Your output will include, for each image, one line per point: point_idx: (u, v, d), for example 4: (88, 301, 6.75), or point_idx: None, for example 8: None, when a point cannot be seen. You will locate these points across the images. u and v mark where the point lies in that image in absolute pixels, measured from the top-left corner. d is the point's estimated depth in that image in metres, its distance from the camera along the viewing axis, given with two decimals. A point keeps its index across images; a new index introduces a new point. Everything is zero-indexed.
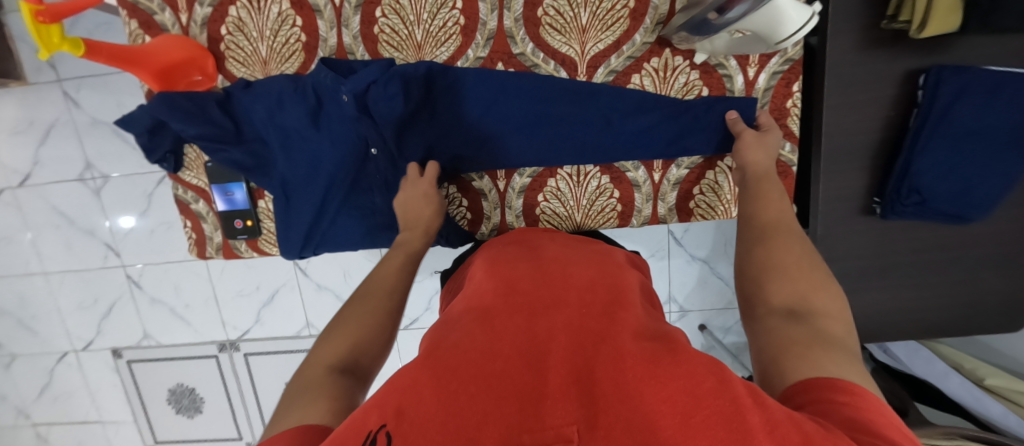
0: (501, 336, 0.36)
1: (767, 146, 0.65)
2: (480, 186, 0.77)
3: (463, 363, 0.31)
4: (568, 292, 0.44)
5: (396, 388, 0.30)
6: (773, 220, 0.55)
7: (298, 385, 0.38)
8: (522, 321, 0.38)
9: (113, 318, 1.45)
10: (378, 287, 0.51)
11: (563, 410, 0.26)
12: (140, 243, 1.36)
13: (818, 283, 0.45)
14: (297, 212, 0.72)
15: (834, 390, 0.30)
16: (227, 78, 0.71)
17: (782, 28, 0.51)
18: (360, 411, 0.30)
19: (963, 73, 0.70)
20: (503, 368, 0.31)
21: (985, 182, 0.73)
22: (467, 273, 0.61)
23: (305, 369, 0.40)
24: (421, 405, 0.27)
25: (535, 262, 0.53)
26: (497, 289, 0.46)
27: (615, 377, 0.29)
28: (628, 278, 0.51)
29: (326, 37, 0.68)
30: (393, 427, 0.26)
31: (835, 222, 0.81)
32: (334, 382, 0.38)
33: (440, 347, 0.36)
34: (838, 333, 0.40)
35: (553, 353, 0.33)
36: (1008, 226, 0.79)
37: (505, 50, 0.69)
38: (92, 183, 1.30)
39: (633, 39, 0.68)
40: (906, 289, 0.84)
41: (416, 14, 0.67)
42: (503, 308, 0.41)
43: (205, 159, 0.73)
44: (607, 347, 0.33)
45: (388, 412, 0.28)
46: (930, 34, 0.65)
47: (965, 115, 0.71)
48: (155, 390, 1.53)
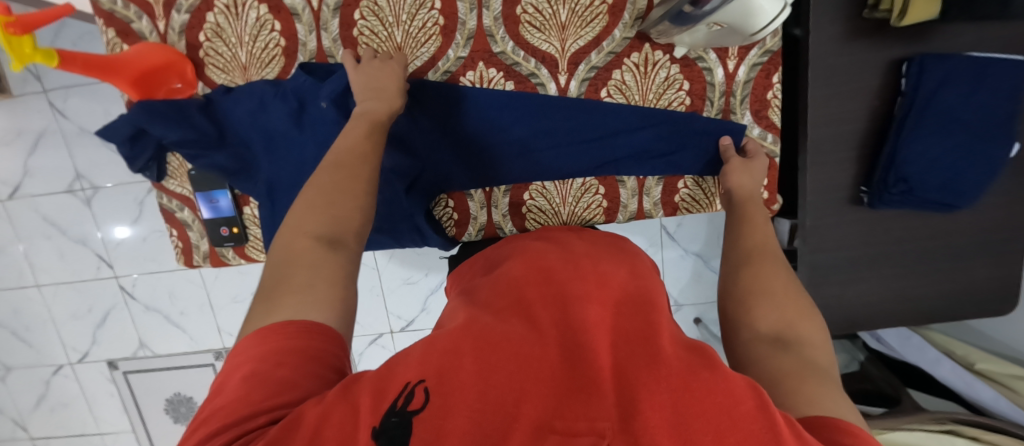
0: (538, 322, 0.37)
1: (755, 172, 0.68)
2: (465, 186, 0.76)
3: (501, 337, 0.33)
4: (601, 284, 0.44)
5: (436, 348, 0.32)
6: (760, 244, 0.57)
7: (291, 259, 0.44)
8: (559, 308, 0.39)
9: (108, 327, 1.44)
10: (350, 152, 0.54)
11: (599, 398, 0.28)
12: (133, 252, 1.35)
13: (803, 311, 0.46)
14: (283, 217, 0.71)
15: (839, 432, 0.28)
16: (207, 85, 0.69)
17: (755, 19, 0.52)
18: (400, 367, 0.32)
19: (945, 60, 0.70)
20: (542, 352, 0.32)
21: (971, 169, 0.74)
22: (491, 257, 0.61)
23: (292, 241, 0.45)
24: (460, 370, 0.29)
25: (569, 252, 0.53)
26: (532, 273, 0.47)
27: (651, 376, 0.30)
28: (652, 280, 0.52)
29: (305, 41, 0.67)
30: (432, 384, 0.28)
31: (824, 213, 0.81)
32: (329, 263, 0.43)
33: (478, 321, 0.37)
34: (823, 363, 0.40)
35: (591, 342, 0.34)
36: (993, 211, 0.80)
37: (485, 49, 0.69)
38: (82, 193, 1.30)
39: (612, 35, 0.68)
40: (897, 277, 0.84)
41: (395, 15, 0.66)
42: (540, 293, 0.42)
43: (188, 166, 0.72)
44: (643, 349, 0.34)
45: (429, 369, 0.30)
46: (910, 22, 0.66)
47: (949, 102, 0.71)
48: (153, 399, 1.52)
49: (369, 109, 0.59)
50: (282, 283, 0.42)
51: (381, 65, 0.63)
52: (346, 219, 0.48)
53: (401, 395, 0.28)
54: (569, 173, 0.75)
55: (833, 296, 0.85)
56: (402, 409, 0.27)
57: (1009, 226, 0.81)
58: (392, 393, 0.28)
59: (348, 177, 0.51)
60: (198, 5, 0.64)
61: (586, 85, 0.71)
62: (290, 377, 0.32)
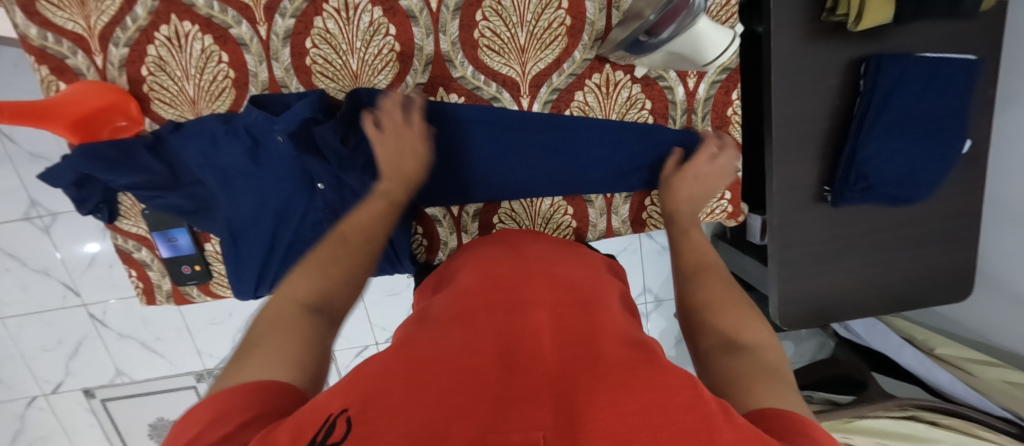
0: (478, 338, 0.37)
1: (715, 169, 0.67)
2: (434, 212, 0.74)
3: (435, 360, 0.33)
4: (544, 294, 0.45)
5: (366, 376, 0.31)
6: (700, 255, 0.57)
7: (266, 323, 0.41)
8: (500, 321, 0.40)
9: (81, 357, 1.40)
10: (356, 226, 0.54)
11: (537, 406, 0.27)
12: (103, 278, 1.31)
13: (745, 315, 0.46)
14: (247, 253, 0.70)
15: (788, 422, 0.29)
16: (154, 121, 0.66)
17: (706, 52, 0.59)
18: (325, 396, 0.30)
19: (901, 60, 0.71)
20: (479, 366, 0.32)
21: (926, 165, 0.76)
22: (448, 270, 0.61)
23: (274, 303, 0.44)
24: (389, 394, 0.28)
25: (519, 262, 0.54)
26: (479, 288, 0.47)
27: (591, 380, 0.30)
28: (608, 285, 0.53)
29: (256, 72, 0.64)
30: (355, 413, 0.26)
31: (791, 210, 0.82)
32: (305, 323, 0.41)
33: (416, 343, 0.36)
34: (773, 361, 0.40)
35: (528, 353, 0.34)
36: (948, 203, 0.83)
37: (445, 74, 0.67)
38: (39, 221, 1.24)
39: (572, 57, 0.67)
40: (862, 272, 0.87)
41: (348, 43, 0.63)
42: (486, 307, 0.43)
43: (141, 206, 0.68)
44: (584, 351, 0.34)
45: (353, 399, 0.28)
46: (865, 26, 0.67)
47: (907, 100, 0.73)
48: (136, 425, 1.51)
49: (394, 193, 0.58)
50: (248, 347, 0.38)
51: (401, 137, 0.60)
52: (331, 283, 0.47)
53: (321, 427, 0.26)
54: (531, 193, 0.74)
55: (804, 291, 0.87)
56: (321, 441, 0.24)
57: (965, 216, 0.84)
58: (313, 425, 0.26)
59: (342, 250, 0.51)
60: (138, 38, 0.61)
61: (549, 107, 0.70)
62: (231, 436, 0.27)
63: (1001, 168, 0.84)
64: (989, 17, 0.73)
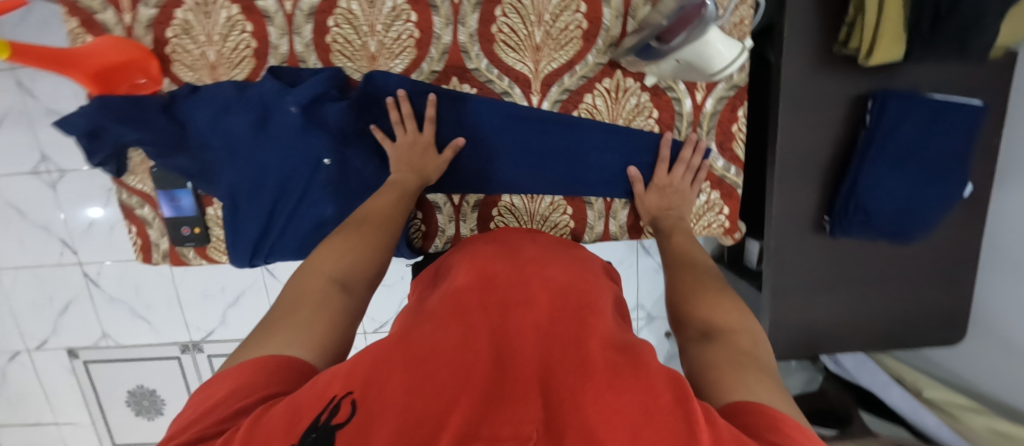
0: (474, 332, 0.38)
1: (678, 181, 0.72)
2: (434, 199, 0.74)
3: (432, 351, 0.34)
4: (540, 294, 0.46)
5: (364, 360, 0.32)
6: (685, 256, 0.58)
7: (294, 299, 0.44)
8: (496, 319, 0.40)
9: (70, 317, 1.41)
10: (377, 213, 0.58)
11: (527, 402, 0.28)
12: (99, 239, 1.32)
13: (720, 300, 0.47)
14: (246, 220, 0.70)
15: (761, 417, 0.29)
16: (173, 81, 0.67)
17: (713, 62, 0.59)
18: (323, 377, 0.31)
19: (906, 98, 0.73)
20: (473, 360, 0.33)
21: (926, 203, 0.77)
22: (445, 265, 0.61)
23: (307, 282, 0.46)
24: (387, 383, 0.30)
25: (515, 261, 0.55)
26: (475, 285, 0.48)
27: (580, 378, 0.31)
28: (602, 289, 0.53)
29: (277, 44, 0.66)
30: (359, 396, 0.28)
31: (788, 236, 0.83)
32: (329, 304, 0.43)
33: (413, 333, 0.37)
34: (747, 346, 0.40)
35: (523, 355, 0.35)
36: (946, 244, 0.83)
37: (459, 65, 0.68)
38: (46, 176, 1.26)
39: (585, 60, 0.68)
40: (854, 305, 0.87)
41: (370, 25, 0.65)
42: (482, 303, 0.44)
43: (149, 163, 0.70)
44: (577, 351, 0.35)
45: (356, 382, 0.29)
46: (877, 61, 0.69)
47: (911, 137, 0.74)
48: (115, 391, 1.50)
49: (407, 180, 0.63)
50: (275, 322, 0.41)
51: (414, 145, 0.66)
52: (355, 270, 0.49)
53: (324, 409, 0.27)
54: (530, 190, 0.74)
55: (794, 319, 0.87)
56: (325, 423, 0.26)
57: (962, 260, 0.84)
58: (315, 407, 0.28)
59: (366, 242, 0.53)
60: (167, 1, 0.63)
61: (558, 106, 0.70)
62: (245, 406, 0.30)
63: (1002, 217, 0.84)
64: (1002, 64, 0.73)
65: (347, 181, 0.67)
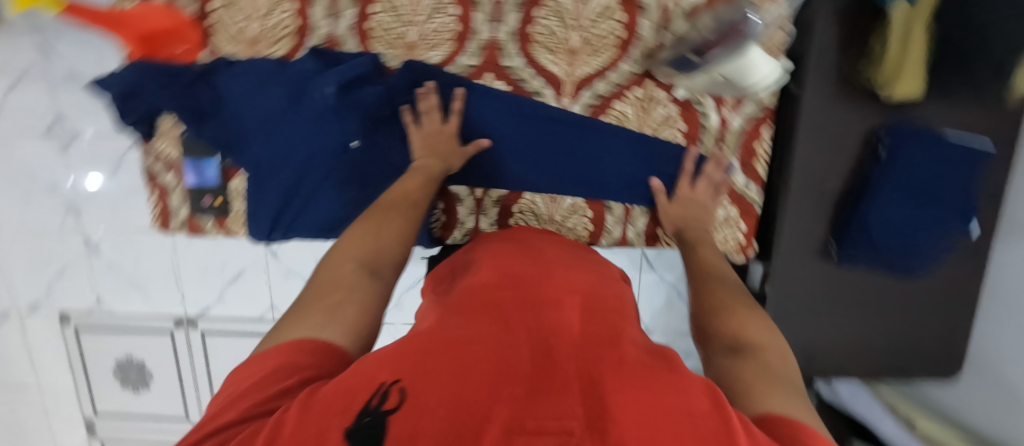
0: (508, 328, 0.39)
1: (701, 194, 0.72)
2: (457, 191, 0.75)
3: (470, 344, 0.35)
4: (567, 295, 0.47)
5: (405, 352, 0.33)
6: (711, 268, 0.59)
7: (324, 284, 0.45)
8: (526, 316, 0.42)
9: (66, 281, 1.40)
10: (403, 198, 0.58)
11: (570, 397, 0.29)
12: (104, 206, 1.31)
13: (748, 318, 0.48)
14: (268, 191, 0.69)
15: (788, 427, 0.30)
16: (211, 52, 0.66)
17: (749, 78, 0.62)
18: (367, 366, 0.32)
19: (919, 136, 0.74)
20: (512, 355, 0.34)
21: (930, 238, 0.78)
22: (465, 260, 0.62)
23: (335, 267, 0.47)
24: (432, 371, 0.30)
25: (537, 262, 0.56)
26: (503, 284, 0.49)
27: (618, 378, 0.32)
28: (622, 294, 0.54)
29: (318, 26, 0.66)
30: (407, 384, 0.29)
31: (794, 260, 0.84)
32: (359, 289, 0.44)
33: (449, 328, 0.38)
34: (776, 363, 0.41)
35: (560, 350, 0.36)
36: (950, 282, 0.84)
37: (495, 62, 0.69)
38: (59, 138, 1.26)
39: (618, 68, 0.69)
40: (855, 333, 0.88)
41: (412, 15, 0.66)
42: (512, 301, 0.44)
43: (179, 129, 0.70)
44: (609, 352, 0.36)
45: (402, 370, 0.30)
46: (896, 97, 0.71)
47: (923, 173, 0.75)
48: (102, 360, 1.48)
49: (431, 167, 0.63)
50: (306, 307, 0.42)
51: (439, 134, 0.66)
52: (383, 256, 0.50)
53: (374, 396, 0.28)
54: (552, 190, 0.75)
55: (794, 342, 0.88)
56: (376, 409, 0.27)
57: (964, 299, 0.85)
58: (365, 393, 0.28)
59: (393, 229, 0.54)
60: None
61: (588, 110, 0.71)
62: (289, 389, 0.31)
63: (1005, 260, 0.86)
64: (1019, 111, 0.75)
65: (371, 165, 0.68)
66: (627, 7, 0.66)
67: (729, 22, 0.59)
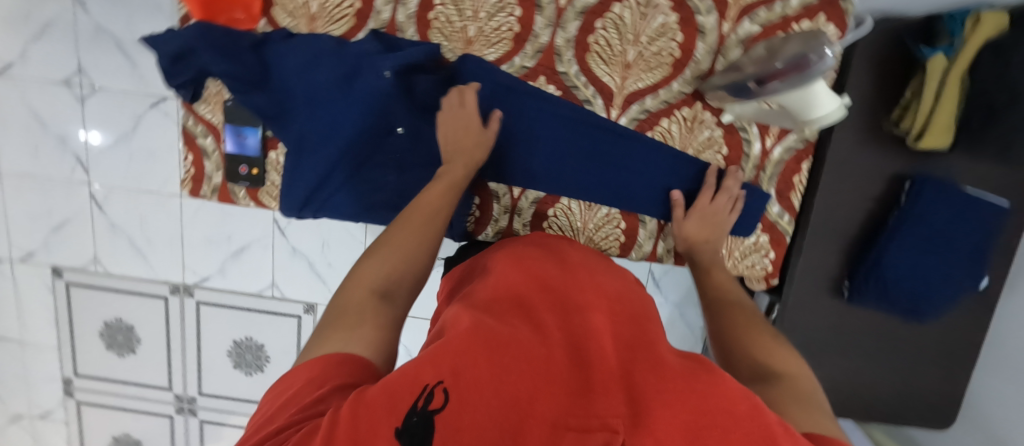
0: (542, 330, 0.40)
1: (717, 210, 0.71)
2: (495, 188, 0.75)
3: (508, 342, 0.35)
4: (595, 298, 0.49)
5: (443, 348, 0.34)
6: (731, 298, 0.60)
7: (342, 305, 0.44)
8: (557, 322, 0.43)
9: (64, 234, 1.37)
10: (429, 200, 0.57)
11: (611, 399, 0.32)
12: (115, 163, 1.29)
13: (773, 344, 0.49)
14: (303, 172, 0.69)
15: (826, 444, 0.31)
16: (268, 23, 0.66)
17: (813, 108, 0.59)
18: (409, 364, 0.33)
19: (944, 188, 0.76)
20: (550, 358, 0.36)
21: (941, 290, 0.79)
22: (485, 261, 0.62)
23: (351, 287, 0.46)
24: (473, 369, 0.32)
25: (563, 266, 0.56)
26: (532, 285, 0.50)
27: (656, 381, 0.34)
28: (647, 301, 0.56)
29: (380, 10, 0.66)
30: (450, 384, 0.30)
31: (805, 294, 0.86)
32: (376, 310, 0.43)
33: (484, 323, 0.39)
34: (805, 388, 0.42)
35: (599, 353, 0.38)
36: (956, 333, 0.86)
37: (550, 66, 0.68)
38: (78, 90, 1.24)
39: (670, 86, 0.69)
40: (858, 373, 0.90)
41: (474, 10, 0.65)
42: (544, 305, 0.46)
43: (225, 96, 0.70)
44: (641, 363, 0.37)
45: (444, 369, 0.31)
46: (924, 147, 0.73)
47: (941, 223, 0.76)
48: (90, 319, 1.45)
49: (454, 172, 0.60)
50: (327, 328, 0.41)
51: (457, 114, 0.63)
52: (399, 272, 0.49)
53: (419, 394, 0.29)
54: (588, 199, 0.75)
55: None
56: (422, 409, 0.28)
57: (965, 350, 0.87)
58: (410, 392, 0.29)
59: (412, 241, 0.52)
60: None
61: (634, 124, 0.71)
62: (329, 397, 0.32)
63: None
64: None
65: (412, 152, 0.70)
66: (686, 27, 0.66)
67: (797, 57, 0.53)
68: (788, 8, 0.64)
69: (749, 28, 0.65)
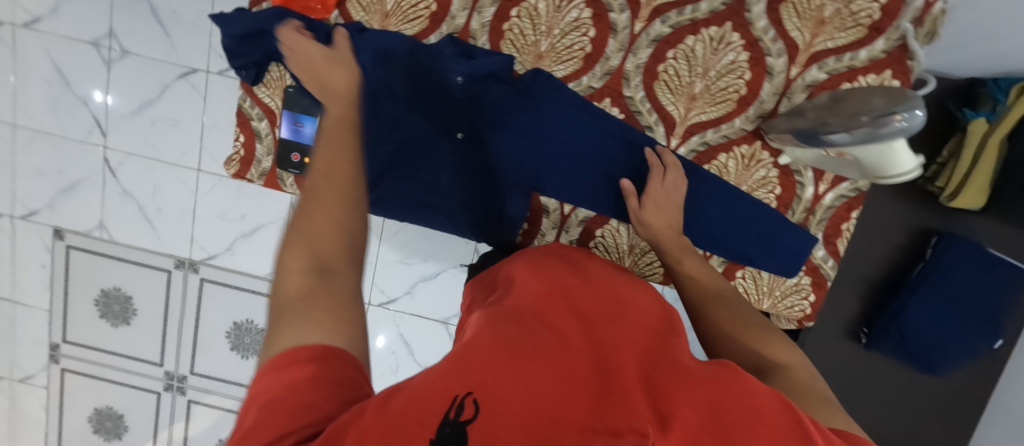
0: (563, 335, 0.40)
1: (670, 191, 0.58)
2: (546, 203, 0.72)
3: (533, 352, 0.36)
4: (610, 310, 0.48)
5: (467, 355, 0.34)
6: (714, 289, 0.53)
7: (281, 311, 0.35)
8: (577, 329, 0.43)
9: (74, 195, 1.33)
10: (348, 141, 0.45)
11: (637, 404, 0.32)
12: (136, 130, 1.26)
13: (763, 336, 0.47)
14: None
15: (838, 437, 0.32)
16: (341, 15, 0.67)
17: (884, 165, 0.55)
18: (435, 376, 0.33)
19: (972, 248, 0.76)
20: (574, 365, 0.36)
21: (956, 348, 0.79)
22: (499, 271, 0.60)
23: (286, 283, 0.36)
24: (499, 380, 0.32)
25: (580, 273, 0.55)
26: (548, 288, 0.49)
27: (680, 386, 0.34)
28: (664, 307, 0.55)
29: (455, 15, 0.67)
30: (479, 396, 0.30)
31: (824, 336, 0.88)
32: (326, 299, 0.35)
33: (504, 326, 0.39)
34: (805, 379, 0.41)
35: (621, 362, 0.38)
36: (967, 388, 0.87)
37: (617, 89, 0.69)
38: (106, 52, 1.21)
39: (732, 122, 0.68)
40: (867, 417, 0.91)
41: (548, 26, 0.66)
42: (562, 310, 0.46)
43: (285, 82, 0.70)
44: (663, 369, 0.38)
45: (471, 380, 0.32)
46: (956, 205, 0.75)
47: (962, 283, 0.76)
48: (88, 285, 1.41)
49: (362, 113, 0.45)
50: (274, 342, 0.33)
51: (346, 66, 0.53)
52: (331, 246, 0.38)
53: (451, 405, 0.30)
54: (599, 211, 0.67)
55: None
56: (454, 420, 0.29)
57: (976, 407, 0.88)
58: (440, 403, 0.30)
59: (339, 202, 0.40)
60: None
61: (692, 155, 0.70)
62: (321, 402, 0.28)
63: None
64: None
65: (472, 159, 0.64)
66: (756, 67, 0.66)
67: (882, 110, 0.50)
68: (857, 60, 0.63)
69: (816, 75, 0.65)
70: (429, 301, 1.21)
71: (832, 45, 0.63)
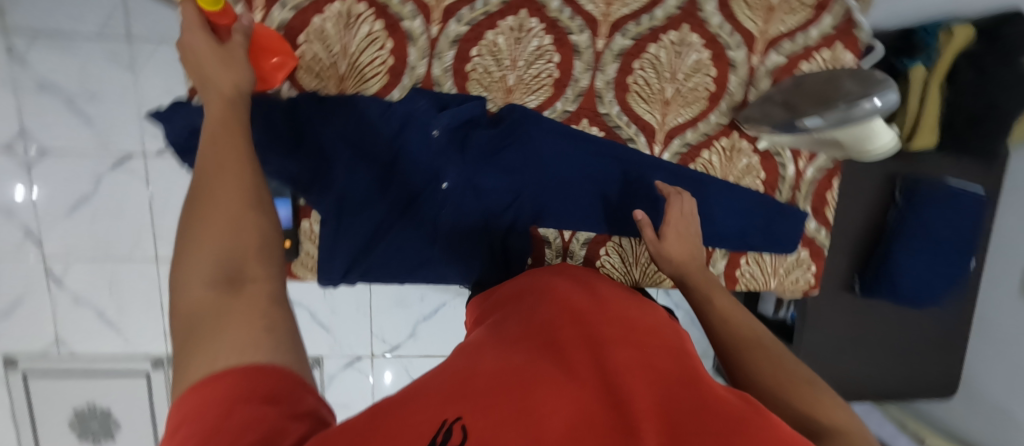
0: (569, 362, 0.33)
1: (687, 217, 0.61)
2: (545, 233, 0.71)
3: (535, 381, 0.29)
4: (625, 327, 0.40)
5: (465, 384, 0.28)
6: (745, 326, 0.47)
7: (187, 337, 0.26)
8: (586, 350, 0.35)
9: (18, 317, 1.17)
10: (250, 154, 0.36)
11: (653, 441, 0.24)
12: (74, 233, 1.12)
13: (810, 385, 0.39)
14: (345, 238, 0.60)
15: None
16: (293, 86, 0.63)
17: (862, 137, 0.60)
18: (423, 405, 0.26)
19: (936, 186, 0.82)
20: (579, 394, 0.28)
21: (943, 278, 0.85)
22: (502, 291, 0.53)
23: (186, 301, 0.27)
24: (493, 409, 0.26)
25: (596, 295, 0.47)
26: (556, 308, 0.42)
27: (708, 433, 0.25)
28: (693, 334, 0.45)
29: (414, 65, 0.64)
30: (470, 423, 0.24)
31: (825, 295, 0.91)
32: (249, 315, 0.26)
33: (505, 357, 0.33)
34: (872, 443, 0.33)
35: (634, 387, 0.29)
36: (950, 310, 0.94)
37: (592, 108, 0.69)
38: (22, 154, 1.05)
39: (708, 119, 0.71)
40: (875, 360, 0.95)
41: (512, 59, 0.65)
42: (571, 331, 0.38)
43: None
44: (686, 403, 0.29)
45: (465, 406, 0.25)
46: (916, 146, 0.78)
47: (935, 220, 0.82)
48: (56, 409, 1.26)
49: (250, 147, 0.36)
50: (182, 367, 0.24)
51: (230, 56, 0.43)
52: (249, 254, 0.30)
53: (438, 429, 0.23)
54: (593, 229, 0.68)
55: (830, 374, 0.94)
56: None
57: (960, 324, 0.95)
58: (427, 427, 0.23)
59: (245, 202, 0.32)
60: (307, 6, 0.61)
61: (677, 158, 0.71)
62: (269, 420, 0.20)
63: None
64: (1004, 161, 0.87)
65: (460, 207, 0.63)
66: (719, 63, 0.69)
67: (857, 96, 0.54)
68: (810, 38, 0.69)
69: (776, 59, 0.69)
70: (437, 339, 1.17)
71: (786, 28, 0.68)
